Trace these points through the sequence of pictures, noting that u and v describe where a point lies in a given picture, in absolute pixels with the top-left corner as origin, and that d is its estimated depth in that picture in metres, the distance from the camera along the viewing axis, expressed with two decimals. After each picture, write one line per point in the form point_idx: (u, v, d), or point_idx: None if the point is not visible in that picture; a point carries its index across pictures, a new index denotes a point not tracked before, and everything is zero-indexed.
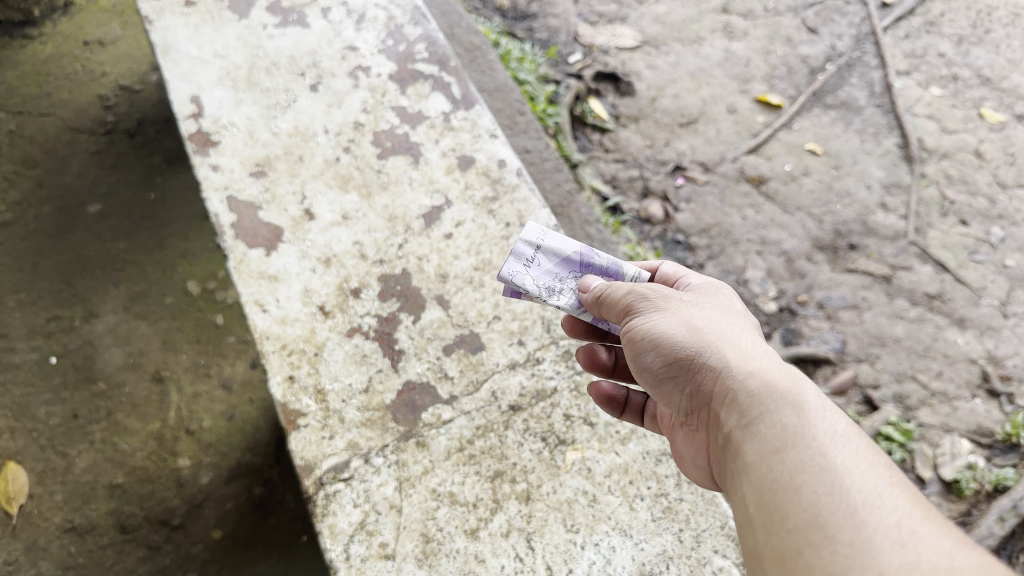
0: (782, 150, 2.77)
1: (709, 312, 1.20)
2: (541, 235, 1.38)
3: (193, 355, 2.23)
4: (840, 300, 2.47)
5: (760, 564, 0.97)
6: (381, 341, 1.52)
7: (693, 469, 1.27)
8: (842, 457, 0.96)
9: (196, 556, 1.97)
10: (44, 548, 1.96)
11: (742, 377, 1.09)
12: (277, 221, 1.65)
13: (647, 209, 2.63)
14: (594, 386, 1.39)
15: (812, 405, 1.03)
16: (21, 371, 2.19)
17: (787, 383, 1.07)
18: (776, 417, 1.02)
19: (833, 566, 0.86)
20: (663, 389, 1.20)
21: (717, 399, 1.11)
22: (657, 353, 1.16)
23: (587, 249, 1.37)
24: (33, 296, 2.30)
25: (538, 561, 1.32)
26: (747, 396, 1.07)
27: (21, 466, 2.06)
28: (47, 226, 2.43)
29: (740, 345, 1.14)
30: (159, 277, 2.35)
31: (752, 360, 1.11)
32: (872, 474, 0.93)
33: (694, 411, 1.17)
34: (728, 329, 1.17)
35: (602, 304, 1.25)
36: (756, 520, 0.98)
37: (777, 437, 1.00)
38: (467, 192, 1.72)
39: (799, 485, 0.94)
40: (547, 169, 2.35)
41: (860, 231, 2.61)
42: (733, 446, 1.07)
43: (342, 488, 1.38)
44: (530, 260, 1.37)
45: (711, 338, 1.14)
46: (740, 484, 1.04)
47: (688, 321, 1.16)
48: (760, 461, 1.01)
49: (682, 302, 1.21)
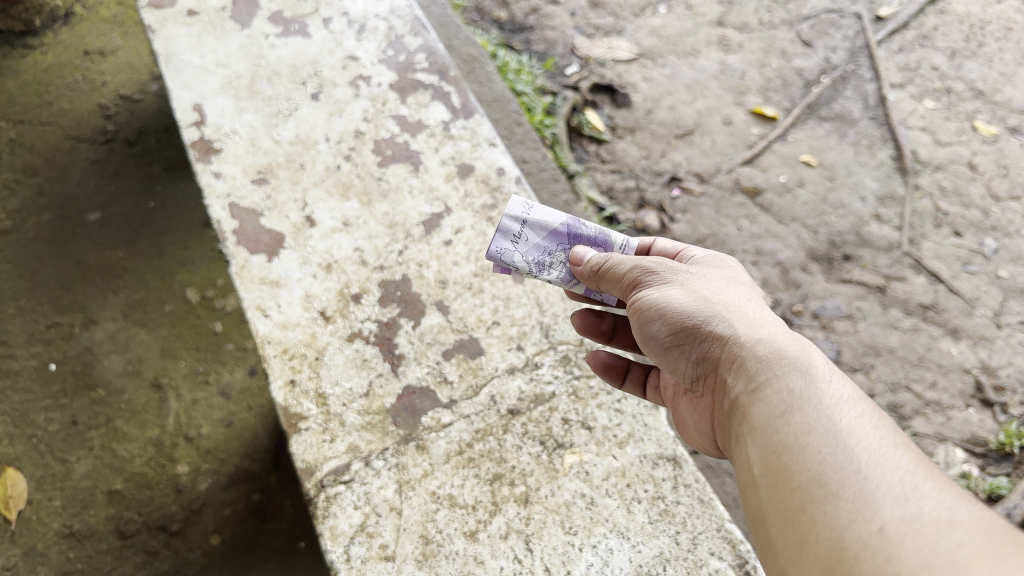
0: (778, 161, 2.80)
1: (716, 284, 1.27)
2: (527, 209, 1.45)
3: (191, 361, 2.25)
4: (834, 310, 2.49)
5: (763, 522, 1.03)
6: (381, 346, 1.53)
7: (695, 433, 1.36)
8: (847, 419, 1.02)
9: (194, 562, 1.98)
10: (42, 553, 1.97)
11: (748, 344, 1.16)
12: (278, 227, 1.67)
13: (644, 219, 2.64)
14: (593, 355, 1.45)
15: (819, 370, 1.09)
16: (21, 378, 2.20)
17: (793, 350, 1.13)
18: (782, 382, 1.09)
19: (836, 521, 0.92)
20: (670, 357, 1.27)
21: (723, 365, 1.18)
22: (664, 323, 1.23)
23: (573, 221, 1.45)
24: (33, 303, 2.32)
25: (537, 563, 1.32)
26: (754, 361, 1.14)
27: (20, 472, 2.07)
28: (47, 234, 2.44)
29: (747, 315, 1.21)
30: (159, 285, 2.37)
31: (758, 329, 1.18)
32: (876, 435, 1.00)
33: (700, 377, 1.24)
34: (735, 299, 1.24)
35: (609, 278, 1.33)
36: (760, 480, 1.04)
37: (783, 401, 1.07)
38: (467, 200, 1.74)
39: (804, 446, 1.01)
40: (545, 179, 2.37)
41: (854, 242, 2.63)
42: (739, 409, 1.14)
43: (343, 491, 1.39)
44: (518, 235, 1.44)
45: (718, 309, 1.21)
46: (744, 446, 1.11)
47: (696, 293, 1.24)
48: (766, 423, 1.07)
49: (690, 276, 1.28)
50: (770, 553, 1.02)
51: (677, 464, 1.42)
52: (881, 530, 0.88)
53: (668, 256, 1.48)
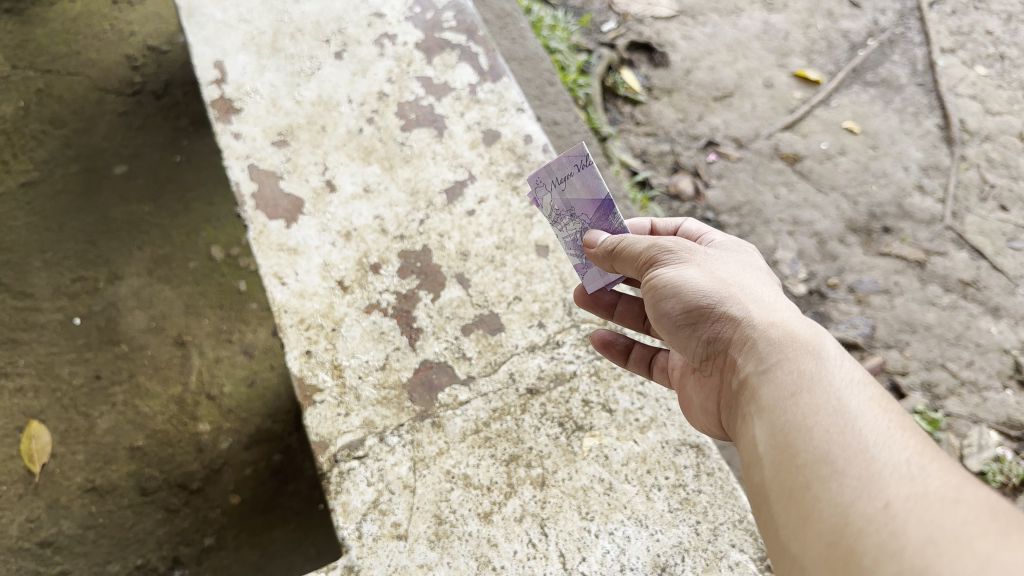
0: (819, 127, 2.71)
1: (732, 266, 1.20)
2: (583, 166, 1.32)
3: (215, 320, 2.24)
4: (871, 284, 2.41)
5: (766, 499, 0.98)
6: (399, 319, 1.50)
7: (699, 413, 1.27)
8: (857, 403, 0.96)
9: (213, 521, 1.98)
10: (65, 506, 1.99)
11: (762, 326, 1.10)
12: (298, 192, 1.63)
13: (677, 184, 2.58)
14: (594, 333, 1.39)
15: (832, 355, 1.03)
16: (46, 331, 2.21)
17: (807, 334, 1.07)
18: (793, 364, 1.03)
19: (841, 498, 0.87)
20: (680, 336, 1.19)
21: (734, 348, 1.11)
22: (677, 301, 1.15)
23: (612, 207, 1.34)
24: (59, 256, 2.31)
25: (551, 548, 1.28)
26: (766, 343, 1.07)
27: (45, 425, 2.09)
28: (74, 186, 2.42)
29: (761, 297, 1.15)
30: (184, 242, 2.36)
31: (772, 312, 1.12)
32: (885, 418, 0.95)
33: (710, 357, 1.17)
34: (751, 282, 1.17)
35: (621, 257, 1.25)
36: (765, 458, 0.99)
37: (793, 381, 1.02)
38: (491, 167, 1.69)
39: (812, 427, 0.96)
40: (576, 142, 2.30)
41: (895, 214, 2.54)
42: (747, 389, 1.08)
43: (356, 466, 1.36)
44: (558, 179, 1.35)
45: (732, 291, 1.14)
46: (751, 425, 1.05)
47: (712, 274, 1.16)
48: (773, 403, 1.02)
49: (707, 256, 1.19)
50: (770, 532, 0.96)
51: (700, 452, 1.38)
52: (886, 507, 0.83)
53: (692, 238, 1.41)
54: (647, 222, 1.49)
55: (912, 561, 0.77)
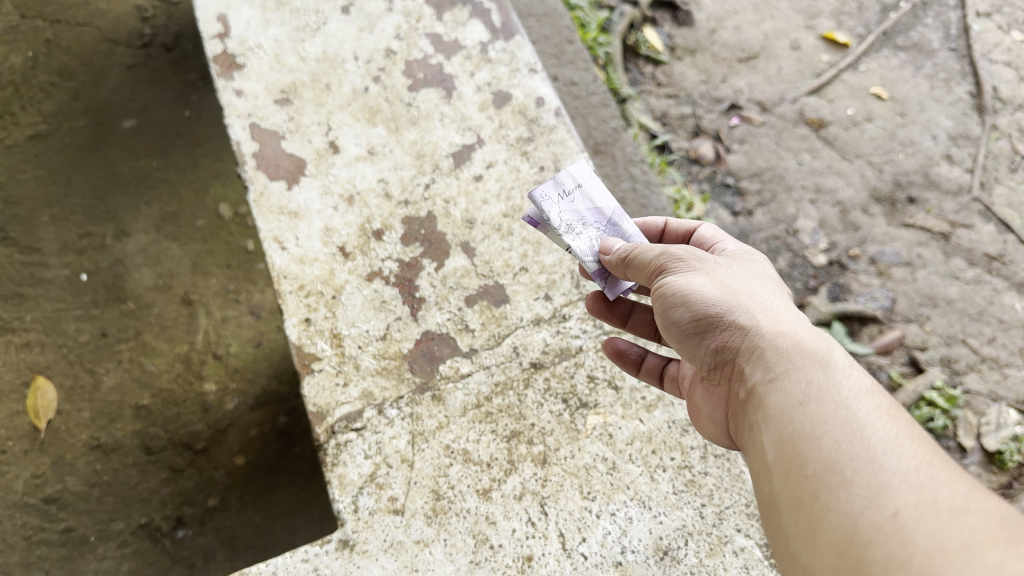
0: (846, 92, 2.62)
1: (742, 275, 1.14)
2: (585, 178, 1.32)
3: (222, 279, 2.23)
4: (893, 256, 2.34)
5: (775, 510, 0.93)
6: (401, 287, 1.46)
7: (708, 424, 1.21)
8: (865, 412, 0.92)
9: (218, 481, 2.00)
10: (70, 463, 1.98)
11: (772, 336, 1.04)
12: (300, 152, 1.58)
13: (697, 149, 2.51)
14: (609, 340, 1.31)
15: (842, 364, 0.98)
16: (53, 287, 2.16)
17: (816, 344, 1.02)
18: (802, 374, 0.98)
19: (849, 507, 0.83)
20: (688, 345, 1.13)
21: (742, 359, 1.05)
22: (686, 309, 1.09)
23: (622, 214, 1.32)
24: (67, 211, 2.25)
25: (550, 527, 1.26)
26: (774, 353, 1.02)
27: (50, 381, 2.06)
28: (82, 141, 2.34)
29: (772, 307, 1.09)
30: (192, 199, 2.33)
31: (782, 321, 1.06)
32: (893, 424, 0.90)
33: (717, 367, 1.11)
34: (761, 291, 1.12)
35: (632, 267, 1.18)
36: (774, 468, 0.94)
37: (802, 391, 0.97)
38: (501, 131, 1.64)
39: (820, 436, 0.91)
40: (593, 104, 2.23)
41: (921, 183, 2.47)
42: (754, 400, 1.02)
43: (354, 438, 1.33)
44: (564, 193, 1.30)
45: (742, 300, 1.08)
46: (759, 435, 1.00)
47: (720, 282, 1.10)
48: (781, 413, 0.97)
49: (717, 265, 1.14)
50: (782, 543, 0.92)
51: None
52: (894, 516, 0.80)
53: (705, 245, 1.35)
54: (660, 220, 1.42)
55: (920, 571, 0.74)
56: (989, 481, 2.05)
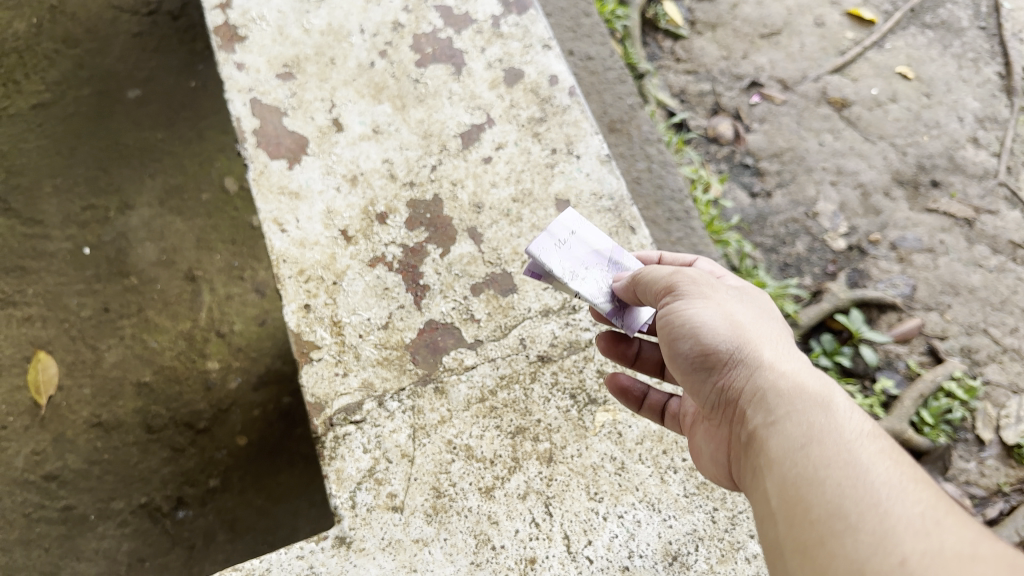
0: (871, 71, 2.53)
1: (751, 310, 1.08)
2: (577, 223, 1.24)
3: (226, 256, 2.18)
4: (915, 242, 2.26)
5: (779, 557, 0.88)
6: (404, 274, 1.41)
7: (709, 464, 1.13)
8: (867, 454, 0.86)
9: (219, 462, 1.96)
10: (71, 440, 1.93)
11: (776, 375, 0.98)
12: (303, 130, 1.52)
13: (716, 127, 2.43)
14: (611, 377, 1.26)
15: (844, 406, 0.93)
16: (55, 261, 2.10)
17: (820, 385, 0.96)
18: (804, 415, 0.92)
19: (855, 554, 0.78)
20: (692, 381, 1.07)
21: (744, 399, 0.99)
22: (693, 340, 1.03)
23: (622, 251, 1.24)
24: (70, 182, 2.19)
25: (556, 528, 1.22)
26: (777, 393, 0.96)
27: (52, 357, 2.01)
28: (87, 110, 2.27)
29: (778, 346, 1.03)
30: (197, 172, 2.27)
31: (787, 361, 1.00)
32: (896, 469, 0.85)
33: (719, 406, 1.05)
34: (769, 330, 1.06)
35: (641, 291, 1.12)
36: (777, 513, 0.88)
37: (804, 433, 0.91)
38: (512, 110, 1.58)
39: (824, 479, 0.85)
40: (610, 79, 2.16)
41: (945, 166, 2.39)
42: (755, 442, 0.96)
43: (353, 432, 1.29)
44: (560, 242, 1.22)
45: (749, 337, 1.03)
46: (761, 479, 0.94)
47: (730, 315, 1.04)
48: (783, 456, 0.91)
49: (726, 297, 1.08)
50: None
51: None
52: (902, 564, 0.74)
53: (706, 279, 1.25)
54: (656, 254, 1.31)
55: None
56: (1008, 475, 2.00)
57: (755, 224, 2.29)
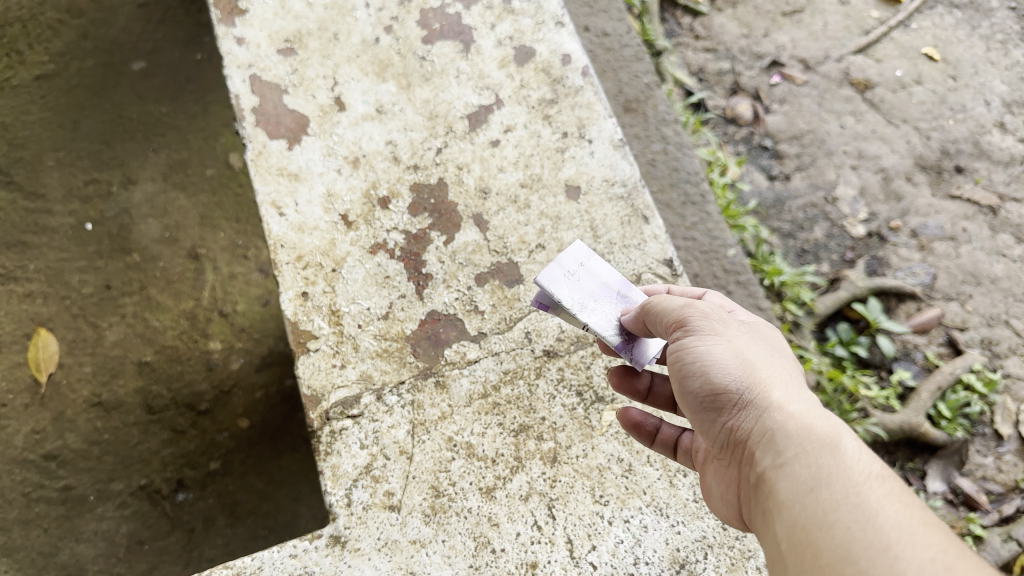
0: (895, 52, 2.45)
1: (763, 345, 1.03)
2: (585, 255, 1.18)
3: (230, 234, 2.13)
4: (936, 230, 2.19)
5: None
6: (406, 262, 1.36)
7: (719, 504, 1.08)
8: (876, 497, 0.83)
9: (221, 444, 1.92)
10: (71, 420, 1.89)
11: (786, 416, 0.93)
12: (303, 109, 1.47)
13: (735, 108, 2.36)
14: (622, 412, 1.18)
15: (854, 446, 0.89)
16: (57, 236, 2.06)
17: (831, 425, 0.92)
18: (813, 457, 0.88)
19: None
20: (701, 420, 1.02)
21: (753, 442, 0.94)
22: (702, 379, 0.98)
23: (631, 284, 1.18)
24: (73, 155, 2.14)
25: (558, 532, 1.18)
26: (787, 435, 0.91)
27: (52, 334, 1.96)
28: (90, 82, 2.22)
29: (790, 384, 0.98)
30: (202, 147, 2.22)
31: (798, 400, 0.95)
32: (906, 511, 0.81)
33: (728, 447, 1.00)
34: (781, 367, 1.00)
35: (649, 321, 1.07)
36: (786, 558, 0.85)
37: (812, 475, 0.87)
38: (522, 91, 1.52)
39: (833, 523, 0.82)
40: (627, 57, 2.09)
41: (970, 152, 2.31)
42: (763, 484, 0.92)
43: (350, 426, 1.25)
44: (569, 273, 1.16)
45: (761, 376, 0.97)
46: (770, 521, 0.90)
47: (740, 353, 0.99)
48: (791, 499, 0.87)
49: (738, 330, 1.02)
50: None
51: None
52: None
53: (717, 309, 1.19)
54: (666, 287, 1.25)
55: None
56: None
57: (773, 208, 2.22)
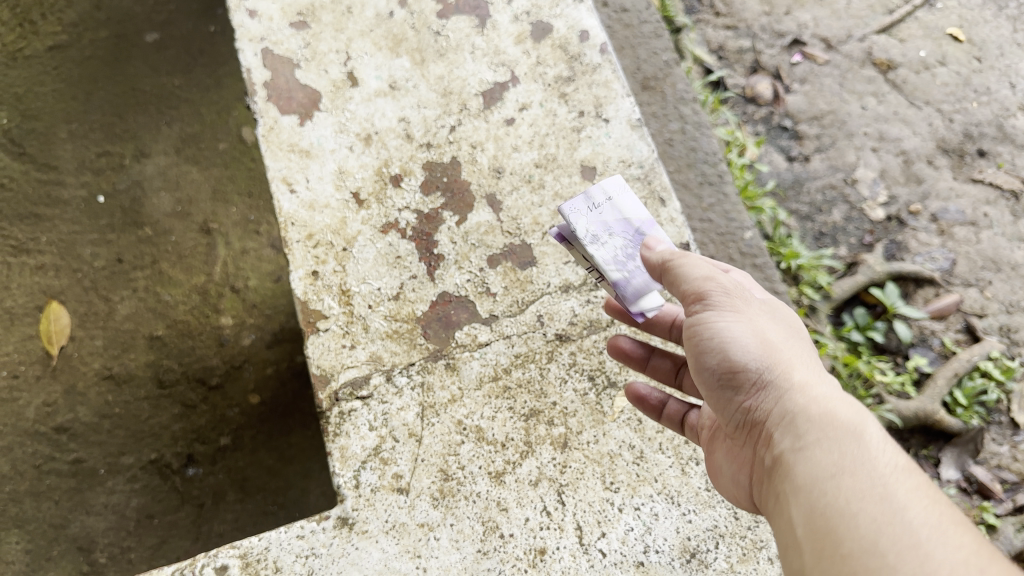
0: (919, 32, 2.40)
1: (783, 322, 1.01)
2: (617, 191, 1.17)
3: (242, 209, 2.11)
4: (957, 214, 2.15)
5: None
6: (418, 242, 1.34)
7: (728, 484, 1.07)
8: (903, 491, 0.82)
9: (232, 420, 1.91)
10: (82, 393, 1.89)
11: (806, 400, 0.92)
12: (315, 84, 1.44)
13: (754, 87, 2.32)
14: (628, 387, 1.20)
15: (877, 436, 0.88)
16: (69, 209, 2.05)
17: (852, 412, 0.91)
18: (835, 444, 0.87)
19: None
20: (715, 396, 1.01)
21: (772, 423, 0.93)
22: (721, 356, 0.97)
23: (654, 228, 1.16)
24: (85, 127, 2.13)
25: (567, 518, 1.17)
26: (808, 420, 0.90)
27: (64, 307, 1.96)
28: (103, 53, 2.20)
29: (810, 365, 0.97)
30: (215, 121, 2.20)
31: (819, 383, 0.94)
32: (934, 508, 0.80)
33: (742, 427, 0.99)
34: (802, 349, 0.99)
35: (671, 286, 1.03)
36: (804, 546, 0.84)
37: (834, 463, 0.86)
38: (538, 68, 1.49)
39: (857, 513, 0.81)
40: (645, 33, 2.05)
41: (993, 135, 2.27)
42: (781, 468, 0.91)
43: (359, 408, 1.24)
44: (593, 205, 1.15)
45: (781, 357, 0.96)
46: (785, 507, 0.89)
47: (762, 333, 0.97)
48: (811, 485, 0.86)
49: (760, 306, 1.00)
50: None
51: None
52: None
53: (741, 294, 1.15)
54: None
55: None
56: None
57: (791, 190, 2.19)
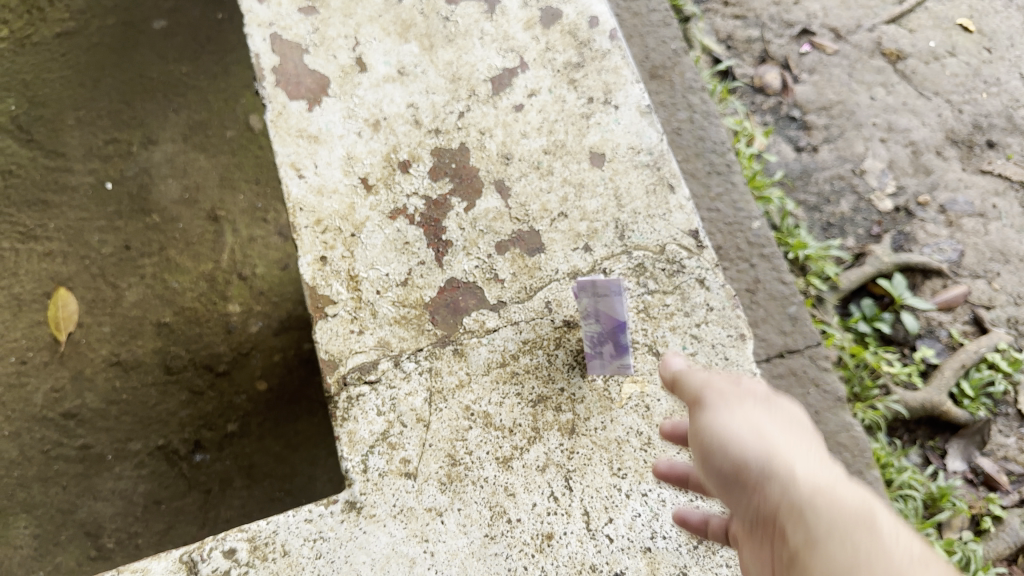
0: (929, 22, 2.39)
1: (797, 424, 0.85)
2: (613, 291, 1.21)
3: (250, 197, 2.11)
4: (965, 206, 2.15)
5: None
6: (426, 228, 1.34)
7: None
8: None
9: (239, 407, 1.91)
10: (89, 379, 1.89)
11: (819, 494, 0.72)
12: (324, 69, 1.44)
13: (763, 77, 2.32)
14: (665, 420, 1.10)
15: (899, 531, 0.68)
16: (77, 196, 2.06)
17: (868, 501, 0.72)
18: (849, 536, 0.68)
19: None
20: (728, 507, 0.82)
21: (776, 530, 0.73)
22: (719, 454, 0.82)
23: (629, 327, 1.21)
24: (93, 114, 2.13)
25: (575, 504, 1.17)
26: (818, 512, 0.70)
27: (72, 293, 1.97)
28: (110, 40, 2.20)
29: (826, 466, 0.78)
30: (222, 108, 2.19)
31: (833, 479, 0.75)
32: None
33: (760, 546, 0.77)
34: (816, 443, 0.82)
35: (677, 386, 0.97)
36: None
37: (848, 559, 0.66)
38: (548, 54, 1.49)
39: None
40: (654, 22, 2.05)
41: (1002, 127, 2.26)
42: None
43: (367, 393, 1.24)
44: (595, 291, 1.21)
45: (787, 449, 0.79)
46: None
47: (762, 422, 0.83)
48: None
49: (766, 398, 0.88)
50: None
51: None
52: None
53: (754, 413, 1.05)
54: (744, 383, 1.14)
55: None
56: None
57: (799, 180, 2.19)
